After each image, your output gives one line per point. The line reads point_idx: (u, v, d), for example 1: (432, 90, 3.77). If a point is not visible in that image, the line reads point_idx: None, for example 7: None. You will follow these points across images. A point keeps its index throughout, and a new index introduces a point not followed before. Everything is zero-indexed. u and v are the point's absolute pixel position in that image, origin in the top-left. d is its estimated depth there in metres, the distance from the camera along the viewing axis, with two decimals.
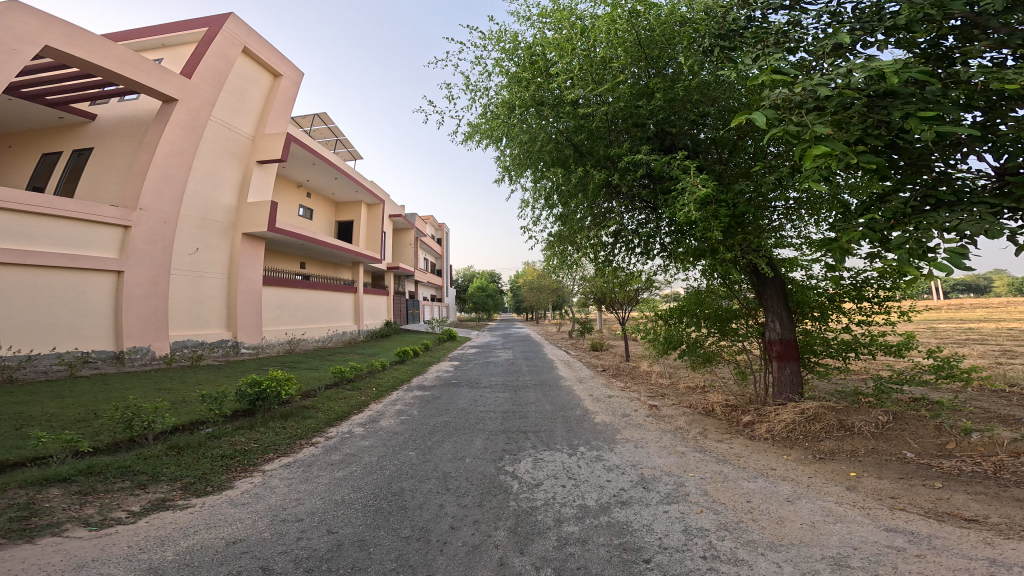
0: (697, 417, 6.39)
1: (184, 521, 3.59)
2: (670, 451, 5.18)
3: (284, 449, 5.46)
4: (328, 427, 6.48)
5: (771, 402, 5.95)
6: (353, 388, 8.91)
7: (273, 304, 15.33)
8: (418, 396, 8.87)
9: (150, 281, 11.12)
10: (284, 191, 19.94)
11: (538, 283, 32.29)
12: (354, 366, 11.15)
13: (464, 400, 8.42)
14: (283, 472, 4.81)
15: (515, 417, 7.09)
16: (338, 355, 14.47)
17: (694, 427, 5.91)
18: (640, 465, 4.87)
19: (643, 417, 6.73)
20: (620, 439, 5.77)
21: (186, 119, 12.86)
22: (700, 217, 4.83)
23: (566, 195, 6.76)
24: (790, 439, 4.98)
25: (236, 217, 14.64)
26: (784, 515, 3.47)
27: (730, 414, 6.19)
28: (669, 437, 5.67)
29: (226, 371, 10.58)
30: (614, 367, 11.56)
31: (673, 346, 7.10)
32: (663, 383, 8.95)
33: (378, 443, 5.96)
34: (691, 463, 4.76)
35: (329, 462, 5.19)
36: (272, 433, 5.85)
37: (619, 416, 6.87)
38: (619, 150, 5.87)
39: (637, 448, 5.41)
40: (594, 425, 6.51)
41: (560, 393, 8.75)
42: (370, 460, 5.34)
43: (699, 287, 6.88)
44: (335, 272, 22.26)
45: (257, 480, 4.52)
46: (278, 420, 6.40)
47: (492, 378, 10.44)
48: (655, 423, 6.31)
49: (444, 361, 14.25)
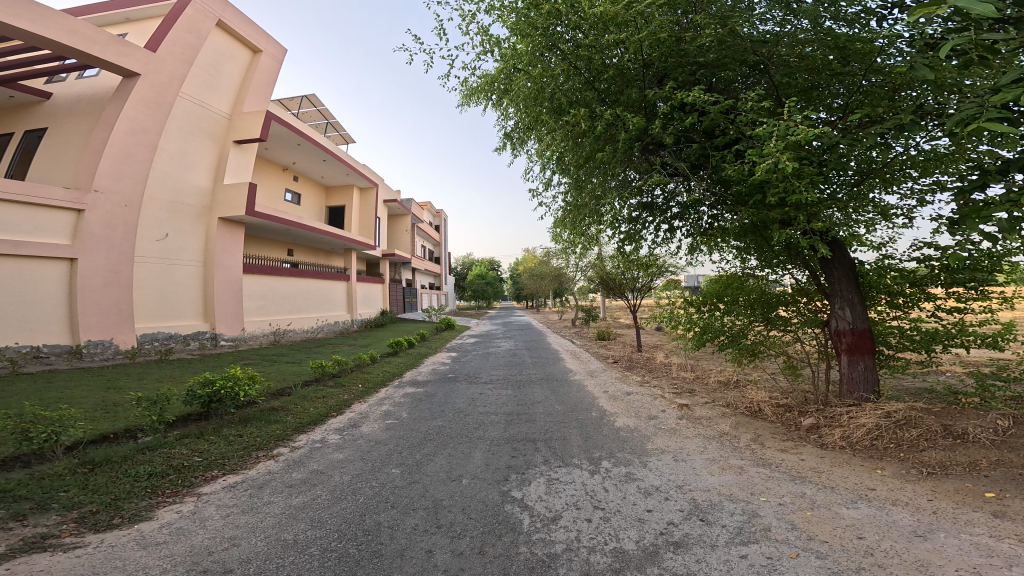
0: (741, 419, 5.34)
1: (61, 569, 2.63)
2: (722, 465, 4.14)
3: (233, 464, 4.42)
4: (297, 433, 5.47)
5: (837, 403, 4.92)
6: (334, 385, 7.86)
7: (255, 293, 14.14)
8: (409, 394, 7.82)
9: (110, 269, 9.96)
10: (267, 175, 18.62)
11: (539, 270, 30.80)
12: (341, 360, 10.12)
13: (461, 399, 7.37)
14: (225, 496, 3.79)
15: (521, 421, 6.05)
16: (327, 346, 13.33)
17: (743, 434, 4.84)
18: (687, 486, 3.83)
19: (675, 419, 5.69)
20: (653, 451, 4.73)
21: (151, 91, 11.57)
22: (787, 170, 3.76)
23: (583, 157, 5.63)
24: (878, 450, 3.95)
25: (211, 202, 13.39)
26: (924, 557, 2.48)
27: (785, 416, 5.16)
28: (715, 447, 4.63)
29: (197, 366, 9.49)
30: (627, 358, 10.52)
31: (710, 336, 6.02)
32: (688, 377, 7.91)
33: (358, 455, 4.94)
34: (755, 482, 3.72)
35: (287, 483, 4.14)
36: (223, 443, 4.82)
37: (645, 419, 5.82)
38: (660, 93, 4.70)
39: (676, 462, 4.36)
40: (616, 432, 5.47)
41: (570, 390, 7.70)
42: (343, 479, 4.31)
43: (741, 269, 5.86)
44: (326, 259, 21.11)
45: (185, 509, 3.52)
46: (235, 426, 5.36)
47: (493, 372, 9.41)
48: (693, 428, 5.26)
49: (442, 352, 13.20)
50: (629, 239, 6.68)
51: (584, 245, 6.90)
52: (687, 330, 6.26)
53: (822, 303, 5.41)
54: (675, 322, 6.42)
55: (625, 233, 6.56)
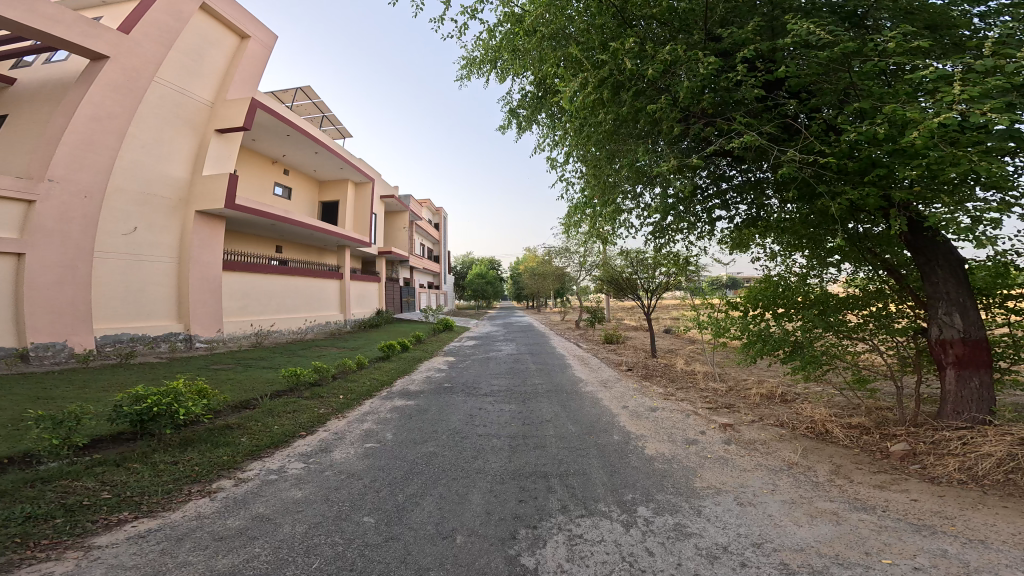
0: (808, 445, 4.33)
1: None
2: (808, 511, 3.18)
3: (153, 502, 3.44)
4: (250, 459, 4.43)
5: (939, 421, 4.03)
6: (310, 397, 6.78)
7: (235, 292, 12.99)
8: (398, 407, 6.77)
9: (64, 263, 8.90)
10: (256, 169, 17.62)
11: (540, 269, 28.78)
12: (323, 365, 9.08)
13: (459, 415, 6.33)
14: (126, 552, 2.81)
15: (527, 447, 5.00)
16: (315, 349, 12.33)
17: (820, 467, 3.85)
18: (769, 545, 2.83)
19: (721, 445, 4.65)
20: (703, 489, 3.72)
21: (123, 74, 10.52)
22: (944, 130, 2.93)
23: (612, 127, 4.71)
24: (1020, 487, 3.12)
25: (189, 194, 12.29)
26: None
27: (864, 439, 4.26)
28: (788, 483, 3.63)
29: (166, 370, 8.48)
30: (643, 365, 9.47)
31: (767, 345, 4.96)
32: (721, 389, 6.87)
33: (322, 492, 3.90)
34: (866, 536, 2.82)
35: (216, 534, 3.12)
36: (147, 474, 3.81)
37: (682, 445, 4.79)
38: (742, 37, 3.80)
39: (741, 506, 3.35)
40: (649, 462, 4.44)
41: (584, 404, 6.66)
42: (297, 529, 3.27)
43: (785, 274, 5.12)
44: (318, 257, 20.08)
45: (63, 570, 2.58)
46: (172, 451, 4.31)
47: (495, 381, 8.40)
48: (749, 457, 4.24)
49: (439, 357, 12.16)
50: (658, 231, 5.72)
51: (607, 235, 5.97)
52: (736, 340, 5.31)
53: (904, 308, 4.50)
54: (718, 329, 5.47)
55: (654, 225, 5.60)
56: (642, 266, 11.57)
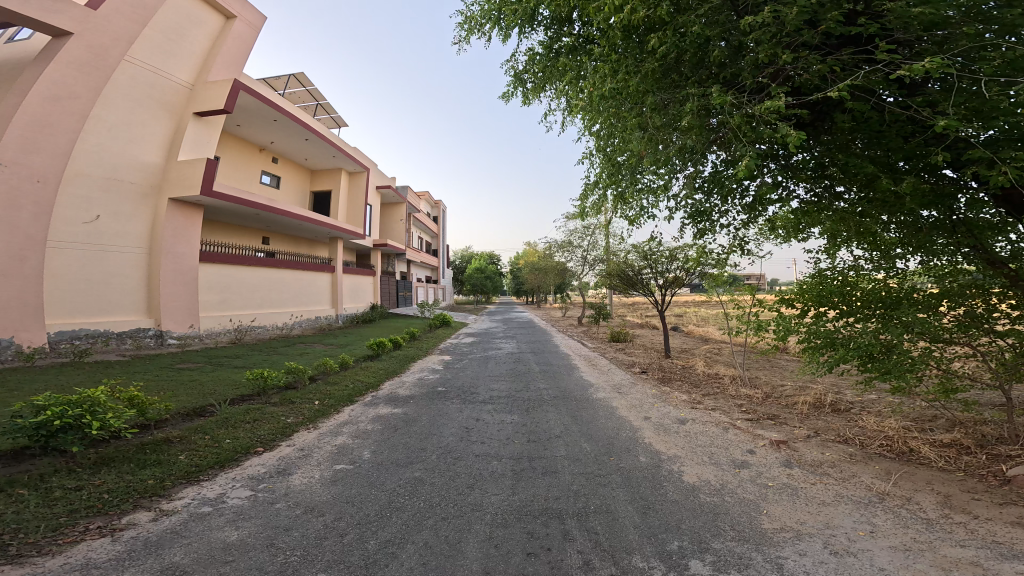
0: (893, 467, 3.60)
1: None
2: (937, 564, 2.37)
3: (25, 544, 2.60)
4: (183, 484, 3.55)
5: None
6: (280, 403, 5.87)
7: (212, 285, 11.96)
8: (383, 417, 5.85)
9: (11, 251, 7.91)
10: (242, 156, 16.54)
11: (540, 263, 27.96)
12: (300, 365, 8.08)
13: (452, 429, 5.41)
14: None
15: (534, 476, 4.08)
16: (300, 346, 11.44)
17: (925, 503, 3.03)
18: None
19: (781, 468, 3.80)
20: (775, 532, 2.87)
21: (88, 51, 9.39)
22: None
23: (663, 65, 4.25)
24: None
25: (163, 180, 11.19)
26: None
27: (964, 458, 3.57)
28: (890, 523, 2.84)
29: (131, 368, 7.59)
30: (659, 367, 8.52)
31: (850, 349, 4.13)
32: (757, 397, 5.95)
33: (267, 535, 2.98)
34: None
35: None
36: (33, 504, 2.96)
37: (729, 469, 3.91)
38: None
39: (839, 557, 2.52)
40: (692, 492, 3.56)
41: (598, 415, 5.74)
42: None
43: (852, 265, 4.49)
44: (310, 249, 19.08)
45: None
46: (82, 473, 3.45)
47: (494, 385, 7.47)
48: (821, 486, 3.41)
49: (434, 355, 11.18)
50: (698, 211, 5.05)
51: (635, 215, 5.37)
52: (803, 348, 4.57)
53: (990, 301, 3.69)
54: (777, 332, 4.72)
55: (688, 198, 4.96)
56: (657, 259, 10.48)
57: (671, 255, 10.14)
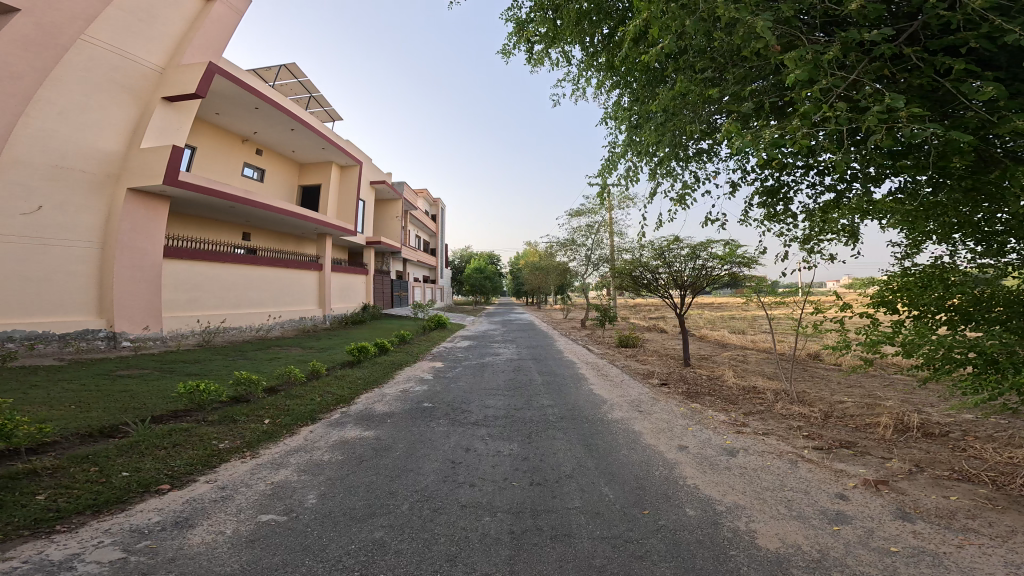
0: None
1: None
2: None
3: None
4: (22, 540, 2.67)
5: None
6: (220, 424, 4.81)
7: (180, 283, 10.80)
8: (348, 442, 4.74)
9: None
10: (220, 146, 15.30)
11: (541, 263, 26.99)
12: (259, 374, 6.95)
13: (430, 465, 4.22)
14: None
15: (537, 545, 2.90)
16: (276, 349, 10.36)
17: None
18: None
19: (897, 522, 2.75)
20: None
21: (38, 28, 8.14)
22: None
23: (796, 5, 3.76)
24: None
25: (122, 171, 9.87)
26: None
27: None
28: None
29: (67, 374, 6.52)
30: (680, 377, 7.36)
31: (1011, 365, 2.94)
32: (816, 417, 4.81)
33: None
34: None
35: None
36: None
37: (817, 523, 2.84)
38: None
39: None
40: (782, 565, 2.44)
41: (616, 445, 4.57)
42: None
43: (934, 262, 4.04)
44: (295, 246, 17.92)
45: None
46: None
47: (487, 400, 6.36)
48: (980, 550, 2.40)
49: (423, 361, 10.00)
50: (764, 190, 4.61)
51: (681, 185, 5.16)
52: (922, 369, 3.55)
53: None
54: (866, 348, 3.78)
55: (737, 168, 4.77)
56: (674, 257, 9.23)
57: (692, 253, 8.91)
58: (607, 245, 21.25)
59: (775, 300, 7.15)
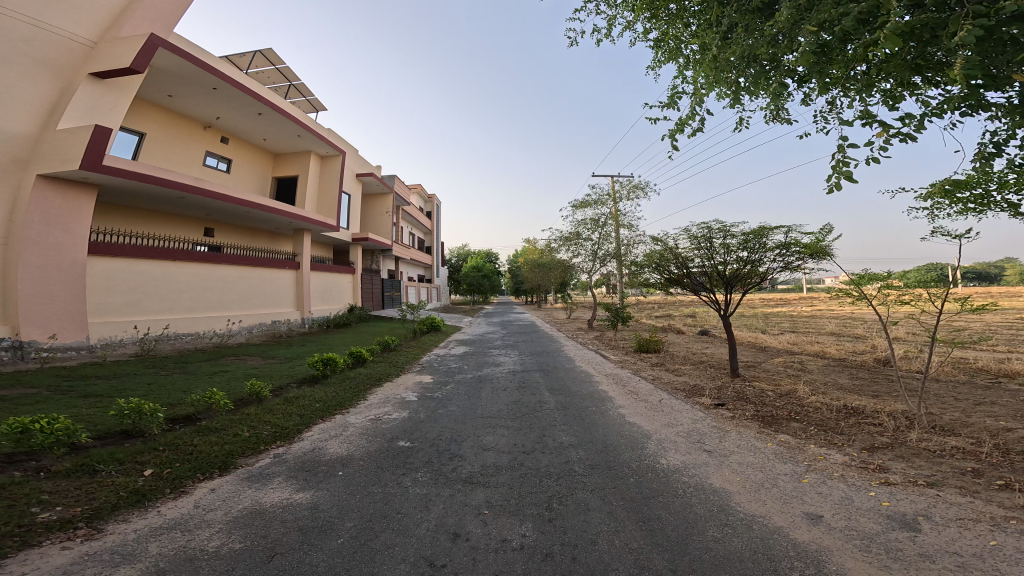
0: None
1: None
2: None
3: None
4: None
5: None
6: (62, 481, 3.19)
7: (114, 283, 9.06)
8: (271, 513, 3.04)
9: None
10: (178, 129, 13.53)
11: (541, 261, 25.46)
12: (175, 400, 5.22)
13: (389, 568, 2.51)
14: None
15: None
16: (235, 358, 8.66)
17: None
18: None
19: None
20: None
21: None
22: None
23: None
24: None
25: (32, 152, 8.10)
26: None
27: None
28: None
29: None
30: (738, 395, 5.66)
31: None
32: (993, 456, 3.22)
33: None
34: None
35: None
36: None
37: None
38: None
39: None
40: None
41: (692, 518, 2.88)
42: None
43: None
44: (269, 243, 16.19)
45: None
46: None
47: (486, 437, 4.65)
48: None
49: (409, 374, 8.27)
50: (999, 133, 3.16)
51: (770, 115, 4.60)
52: None
53: None
54: None
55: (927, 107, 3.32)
56: (717, 248, 7.52)
57: (741, 243, 7.24)
58: (613, 241, 19.65)
59: (899, 299, 5.29)
